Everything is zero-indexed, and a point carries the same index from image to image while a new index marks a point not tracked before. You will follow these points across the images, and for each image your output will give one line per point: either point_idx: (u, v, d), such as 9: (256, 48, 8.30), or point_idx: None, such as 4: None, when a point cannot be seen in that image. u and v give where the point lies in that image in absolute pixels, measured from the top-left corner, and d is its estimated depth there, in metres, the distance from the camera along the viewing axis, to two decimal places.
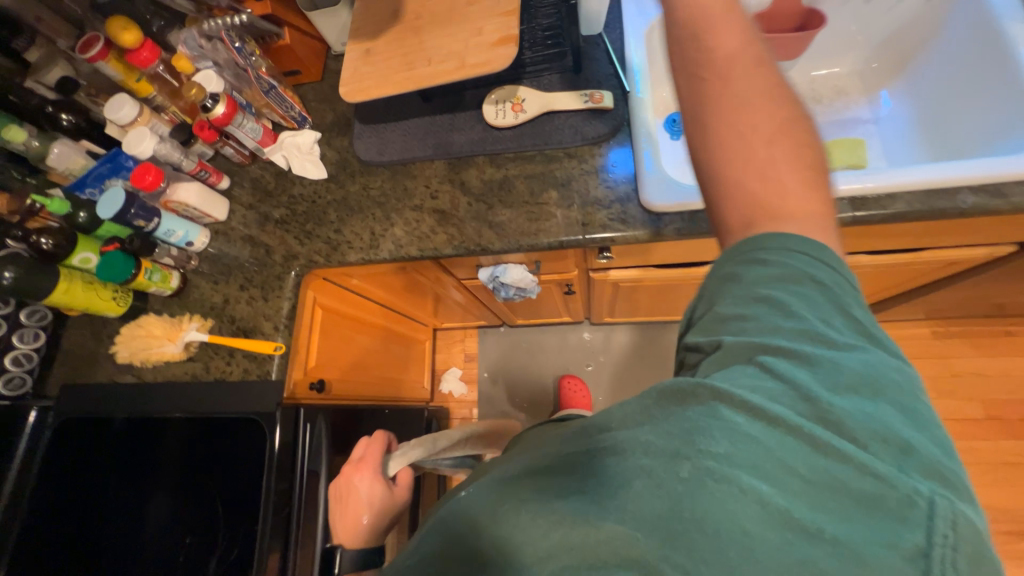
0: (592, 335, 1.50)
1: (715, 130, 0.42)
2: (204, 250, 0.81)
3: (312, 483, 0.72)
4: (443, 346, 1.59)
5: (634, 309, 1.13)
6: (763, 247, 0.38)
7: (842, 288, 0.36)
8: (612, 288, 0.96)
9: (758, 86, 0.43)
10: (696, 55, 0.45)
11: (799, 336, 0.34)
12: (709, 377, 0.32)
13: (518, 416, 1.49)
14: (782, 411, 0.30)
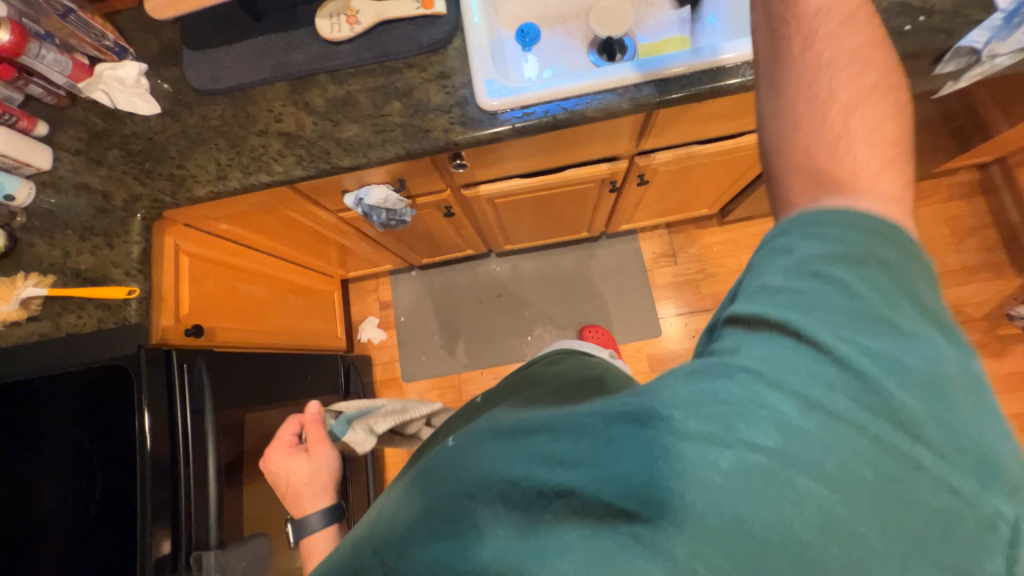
0: (502, 267, 1.55)
1: (787, 91, 0.40)
2: (25, 200, 0.75)
3: (194, 419, 0.72)
4: (357, 297, 1.58)
5: (525, 230, 1.21)
6: (828, 215, 0.34)
7: (914, 268, 0.32)
8: (491, 206, 1.01)
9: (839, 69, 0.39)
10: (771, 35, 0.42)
11: (886, 324, 0.30)
12: (793, 380, 0.29)
13: (476, 356, 1.52)
14: (843, 407, 0.28)
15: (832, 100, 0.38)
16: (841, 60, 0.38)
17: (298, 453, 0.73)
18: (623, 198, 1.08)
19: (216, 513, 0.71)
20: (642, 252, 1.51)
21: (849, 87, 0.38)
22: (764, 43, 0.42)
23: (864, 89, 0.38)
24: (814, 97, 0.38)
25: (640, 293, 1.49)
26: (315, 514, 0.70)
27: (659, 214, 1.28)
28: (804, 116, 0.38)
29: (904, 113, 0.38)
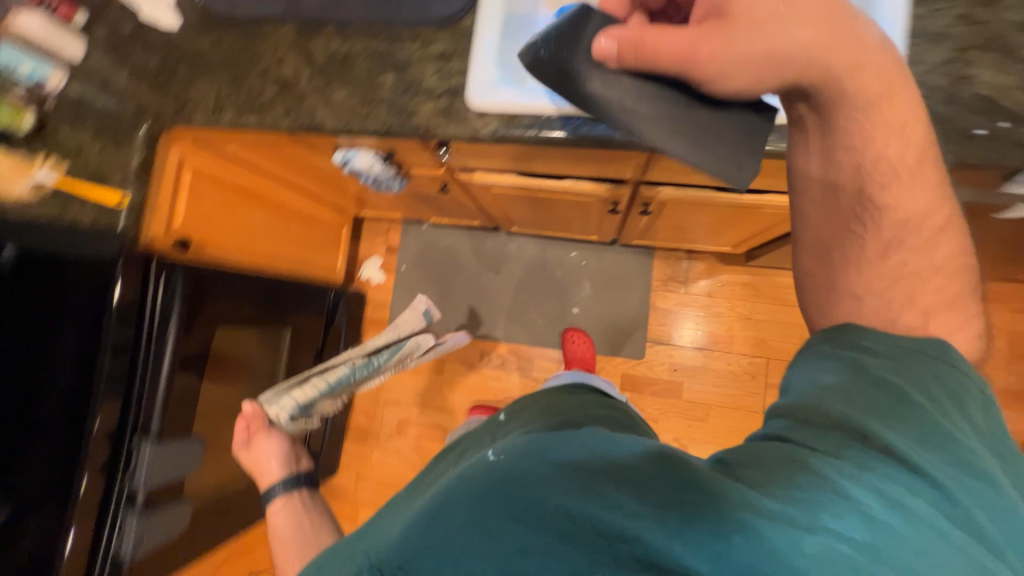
0: (519, 246, 1.52)
1: (835, 208, 0.47)
2: (55, 86, 0.74)
3: (156, 329, 0.82)
4: (368, 235, 1.64)
5: (527, 220, 1.17)
6: (875, 338, 0.43)
7: (966, 390, 0.40)
8: (487, 193, 0.98)
9: (900, 188, 0.46)
10: (841, 128, 0.46)
11: (945, 442, 0.36)
12: (873, 463, 0.34)
13: (466, 324, 1.54)
14: (916, 502, 0.33)
15: (907, 268, 0.45)
16: (888, 200, 0.45)
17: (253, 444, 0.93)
18: (629, 218, 1.01)
19: (162, 412, 0.82)
20: (652, 270, 1.44)
21: (920, 260, 0.45)
22: (823, 143, 0.47)
23: (931, 264, 0.45)
24: (887, 261, 0.45)
25: (638, 311, 1.44)
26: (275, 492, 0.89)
27: (673, 240, 1.20)
28: (869, 277, 0.46)
29: (946, 250, 0.46)
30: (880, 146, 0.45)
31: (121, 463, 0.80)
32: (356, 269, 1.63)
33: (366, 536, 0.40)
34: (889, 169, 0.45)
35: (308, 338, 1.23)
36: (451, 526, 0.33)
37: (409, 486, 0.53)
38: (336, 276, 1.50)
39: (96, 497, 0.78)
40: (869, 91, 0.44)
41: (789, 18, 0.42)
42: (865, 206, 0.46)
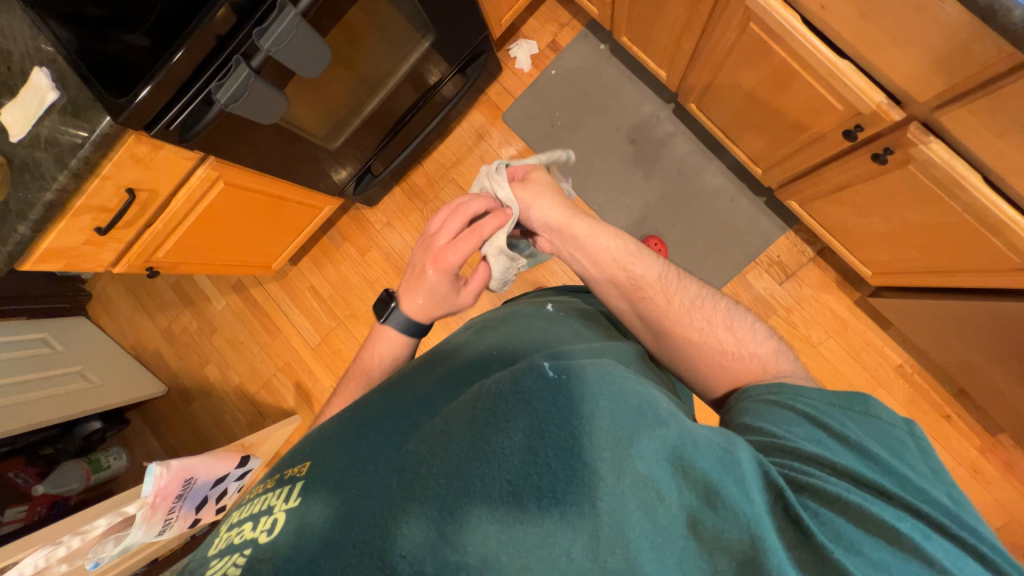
0: (669, 129, 1.40)
1: (672, 332, 0.66)
2: None
3: None
4: (542, 16, 1.47)
5: (728, 96, 1.03)
6: (789, 384, 0.57)
7: (846, 408, 0.53)
8: (736, 23, 0.84)
9: (686, 296, 0.69)
10: (637, 277, 0.70)
11: (813, 439, 0.49)
12: (712, 462, 0.41)
13: (567, 166, 1.44)
14: (749, 470, 0.42)
15: (681, 307, 0.67)
16: (690, 304, 0.68)
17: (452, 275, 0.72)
18: (838, 160, 0.90)
19: None
20: (767, 245, 1.35)
21: (688, 294, 0.69)
22: (643, 293, 0.69)
23: (696, 292, 0.70)
24: (673, 312, 0.67)
25: (725, 267, 1.36)
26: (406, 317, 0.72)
27: (829, 226, 1.09)
28: (675, 331, 0.66)
29: (743, 317, 0.68)
30: (604, 239, 0.75)
31: (258, 15, 0.75)
32: (509, 42, 1.49)
33: (422, 422, 0.46)
34: (628, 248, 0.74)
35: (439, 65, 1.23)
36: (510, 410, 0.40)
37: (443, 355, 0.60)
38: (496, 28, 1.37)
39: (218, 31, 0.74)
40: (588, 219, 0.77)
41: (541, 195, 0.80)
42: (637, 281, 0.70)
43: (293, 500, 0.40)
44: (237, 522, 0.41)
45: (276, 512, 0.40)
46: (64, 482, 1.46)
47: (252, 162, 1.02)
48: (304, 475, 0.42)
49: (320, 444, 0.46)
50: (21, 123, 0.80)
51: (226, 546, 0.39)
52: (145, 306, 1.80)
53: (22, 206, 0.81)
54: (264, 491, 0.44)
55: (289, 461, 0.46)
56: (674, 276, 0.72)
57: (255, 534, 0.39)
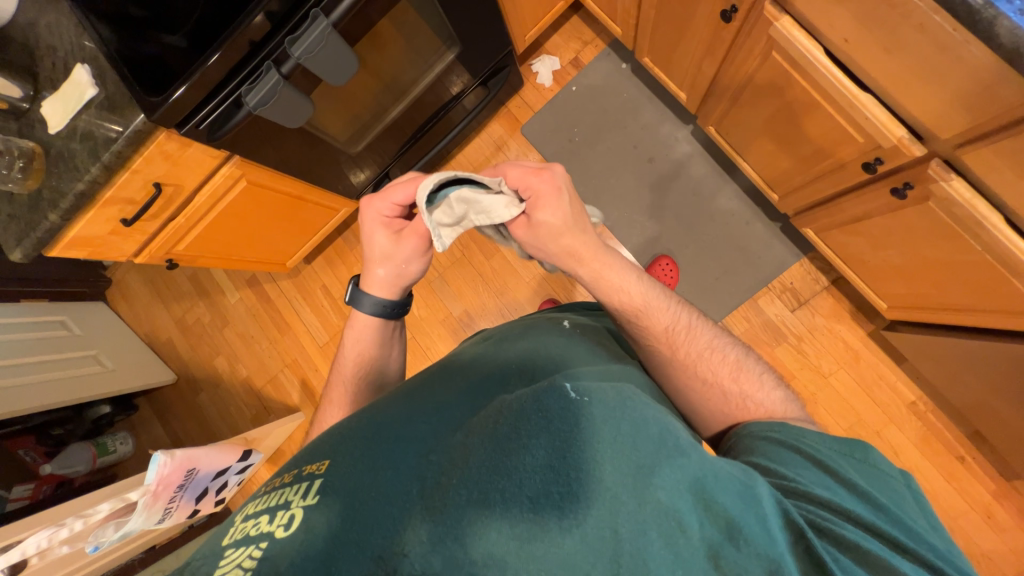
0: (686, 149, 1.41)
1: (673, 380, 0.65)
2: None
3: None
4: (566, 33, 1.49)
5: (749, 119, 1.02)
6: (791, 425, 0.56)
7: (854, 452, 0.52)
8: (760, 51, 0.84)
9: (694, 348, 0.65)
10: (642, 330, 0.65)
11: (824, 486, 0.48)
12: (730, 499, 0.41)
13: (582, 181, 1.45)
14: (767, 511, 0.42)
15: (687, 359, 0.64)
16: (697, 357, 0.64)
17: (387, 228, 0.69)
18: (856, 191, 0.90)
19: (350, 5, 0.79)
20: (779, 271, 1.33)
21: (697, 344, 0.66)
22: (645, 347, 0.66)
23: (707, 340, 0.66)
24: (677, 363, 0.64)
25: (736, 291, 1.35)
26: (371, 296, 0.72)
27: (845, 256, 1.08)
28: (675, 380, 0.65)
29: (760, 365, 0.67)
30: (616, 286, 0.66)
31: (291, 24, 0.79)
32: (532, 56, 1.51)
33: (443, 433, 0.46)
34: (641, 296, 0.66)
35: (462, 76, 1.26)
36: (531, 429, 0.39)
37: (460, 364, 0.60)
38: (520, 42, 1.39)
39: (253, 37, 0.77)
40: (606, 259, 0.66)
41: (564, 226, 0.64)
42: (644, 329, 0.65)
43: (312, 497, 0.41)
44: (253, 513, 0.42)
45: (294, 507, 0.40)
46: (71, 464, 1.50)
47: (276, 162, 1.05)
48: (322, 474, 0.43)
49: (341, 444, 0.47)
50: (60, 116, 0.84)
51: (242, 536, 0.39)
52: (162, 295, 1.84)
53: (54, 194, 0.84)
54: (282, 485, 0.44)
55: (309, 456, 0.47)
56: (683, 322, 0.67)
57: (271, 528, 0.39)
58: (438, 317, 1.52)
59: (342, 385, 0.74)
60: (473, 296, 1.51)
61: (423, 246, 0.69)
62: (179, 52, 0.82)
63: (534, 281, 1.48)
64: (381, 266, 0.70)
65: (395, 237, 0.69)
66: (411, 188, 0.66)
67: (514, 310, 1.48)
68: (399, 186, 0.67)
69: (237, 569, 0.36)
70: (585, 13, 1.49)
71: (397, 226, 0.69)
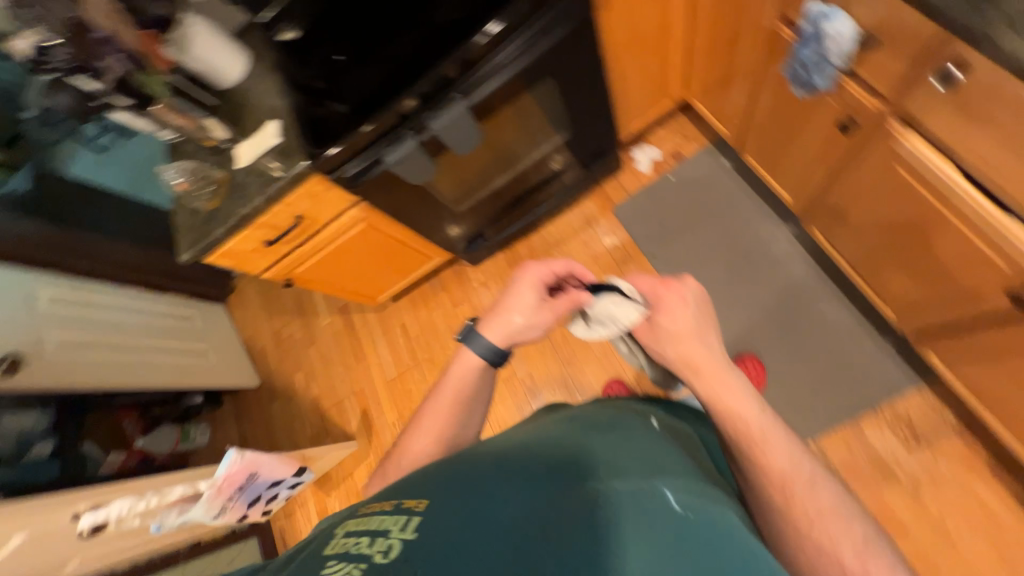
0: (787, 248, 1.35)
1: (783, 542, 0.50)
2: None
3: (518, 48, 0.93)
4: (671, 127, 1.58)
5: (863, 228, 0.97)
6: None
7: None
8: (881, 164, 0.82)
9: (820, 512, 0.49)
10: (752, 465, 0.53)
11: None
12: None
13: (668, 266, 1.45)
14: None
15: (808, 521, 0.49)
16: (822, 522, 0.49)
17: (537, 291, 0.70)
18: (1000, 324, 0.78)
19: (484, 94, 0.95)
20: (891, 396, 1.16)
21: (821, 502, 0.50)
22: (752, 484, 0.53)
23: (834, 502, 0.50)
24: (792, 520, 0.50)
25: (835, 412, 1.19)
26: (486, 338, 0.70)
27: (984, 396, 0.92)
28: (783, 543, 0.50)
29: None
30: (734, 401, 0.56)
31: (434, 103, 0.94)
32: (635, 144, 1.60)
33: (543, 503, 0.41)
34: (766, 428, 0.54)
35: (566, 157, 1.37)
36: (654, 532, 0.36)
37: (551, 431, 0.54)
38: (625, 132, 1.49)
39: (402, 112, 0.93)
40: (729, 378, 0.58)
41: (686, 338, 0.61)
42: (753, 460, 0.53)
43: (411, 532, 0.39)
44: (354, 531, 0.41)
45: (392, 537, 0.39)
46: (158, 443, 1.69)
47: (394, 212, 1.20)
48: (422, 511, 0.41)
49: (441, 483, 0.44)
50: (247, 155, 1.06)
51: (342, 551, 0.39)
52: (269, 307, 2.09)
53: (226, 214, 1.04)
54: (381, 511, 0.43)
55: (408, 489, 0.46)
56: (811, 470, 0.52)
57: (370, 551, 0.38)
58: (502, 375, 1.53)
59: (434, 415, 0.69)
60: (540, 360, 1.51)
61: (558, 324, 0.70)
62: (337, 122, 0.98)
63: (604, 356, 1.45)
64: (508, 321, 0.70)
65: (538, 302, 0.70)
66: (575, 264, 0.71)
67: (579, 383, 1.45)
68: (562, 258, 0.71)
69: None
70: (691, 112, 1.57)
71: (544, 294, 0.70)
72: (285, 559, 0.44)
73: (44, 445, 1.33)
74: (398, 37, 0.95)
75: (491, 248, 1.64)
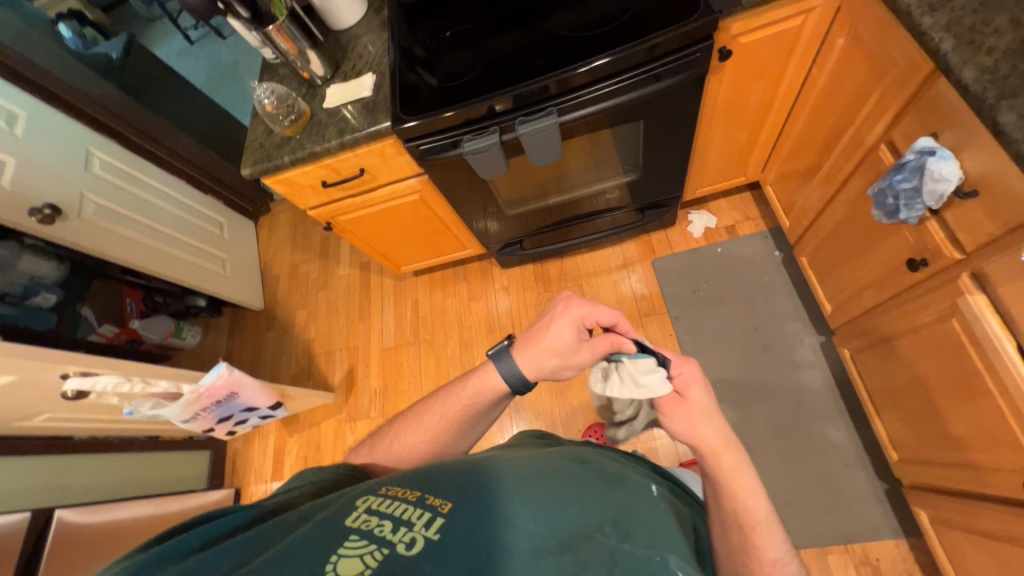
0: (810, 357, 1.34)
1: None
2: None
3: (624, 83, 0.93)
4: (735, 202, 1.57)
5: (896, 365, 0.96)
6: None
7: None
8: (938, 312, 0.81)
9: None
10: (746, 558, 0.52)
11: None
12: None
13: (688, 333, 1.44)
14: None
15: None
16: None
17: (574, 334, 0.65)
18: (1006, 509, 0.76)
19: (579, 117, 0.96)
20: (866, 536, 1.14)
21: None
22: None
23: None
24: None
25: (807, 533, 1.16)
26: (514, 367, 0.67)
27: (964, 572, 0.89)
28: None
29: None
30: (741, 481, 0.55)
31: (528, 109, 0.95)
32: (694, 207, 1.60)
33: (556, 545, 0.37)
34: (763, 513, 0.53)
35: (626, 197, 1.37)
36: None
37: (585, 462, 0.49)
38: (689, 193, 1.49)
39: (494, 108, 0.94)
40: (739, 459, 0.56)
41: (707, 416, 0.58)
42: (748, 553, 0.52)
43: (434, 535, 0.37)
44: (377, 508, 0.40)
45: (415, 531, 0.37)
46: (151, 329, 1.68)
47: (450, 194, 1.22)
48: (444, 514, 0.39)
49: (467, 489, 0.42)
50: (335, 98, 1.09)
51: (365, 529, 0.38)
52: (295, 240, 2.13)
53: (297, 145, 1.06)
54: (405, 497, 0.41)
55: (435, 482, 0.44)
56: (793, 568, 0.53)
57: (393, 539, 0.36)
58: None
59: (438, 418, 0.70)
60: None
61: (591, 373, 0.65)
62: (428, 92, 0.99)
63: None
64: (541, 356, 0.66)
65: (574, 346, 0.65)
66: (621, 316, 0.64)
67: (564, 414, 1.44)
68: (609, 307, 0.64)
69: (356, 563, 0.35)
70: (759, 195, 1.56)
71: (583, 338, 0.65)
72: (308, 507, 0.44)
73: (48, 296, 1.38)
74: (502, 34, 0.98)
75: (523, 258, 1.65)
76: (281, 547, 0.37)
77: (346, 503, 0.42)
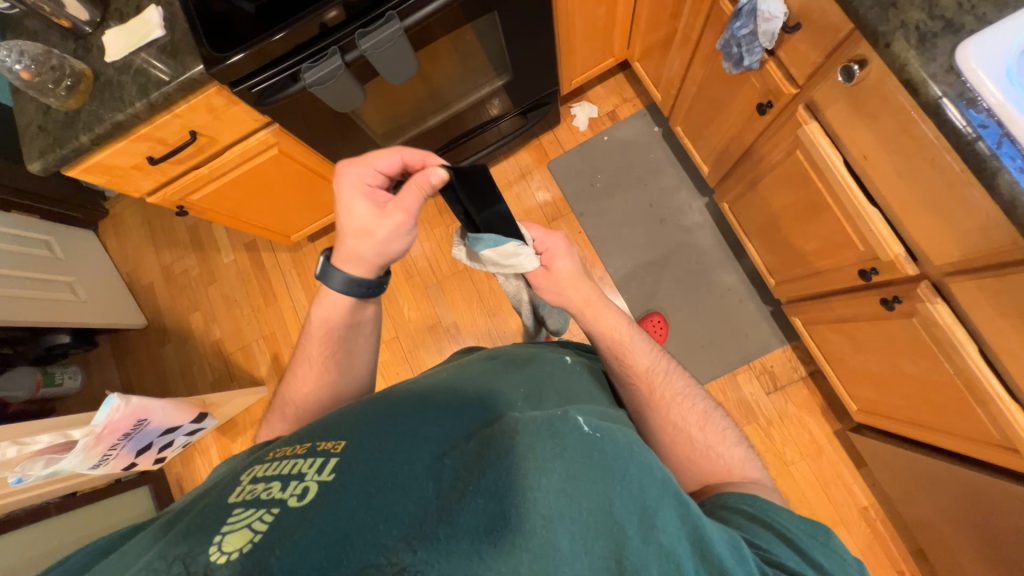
0: (699, 217, 1.47)
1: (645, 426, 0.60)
2: None
3: None
4: (611, 87, 1.58)
5: (762, 205, 1.09)
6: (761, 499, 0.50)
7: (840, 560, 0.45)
8: (786, 148, 0.91)
9: (674, 398, 0.60)
10: (620, 373, 0.63)
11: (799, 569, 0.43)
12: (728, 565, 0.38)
13: (593, 225, 1.51)
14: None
15: (662, 402, 0.59)
16: (671, 405, 0.59)
17: (368, 197, 0.63)
18: (849, 294, 0.95)
19: (425, 16, 0.86)
20: (761, 350, 1.38)
21: (672, 388, 0.61)
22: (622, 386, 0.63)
23: (680, 387, 0.61)
24: (653, 408, 0.59)
25: (719, 363, 1.38)
26: (343, 272, 0.64)
27: (828, 353, 1.12)
28: (642, 413, 0.60)
29: None
30: (607, 319, 0.66)
31: (365, 19, 0.83)
32: (574, 100, 1.58)
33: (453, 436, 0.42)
34: (626, 334, 0.65)
35: (504, 103, 1.31)
36: (546, 448, 0.38)
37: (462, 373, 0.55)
38: (566, 85, 1.46)
39: (325, 23, 0.81)
40: (602, 305, 0.68)
41: (572, 281, 0.68)
42: (624, 369, 0.63)
43: (327, 475, 0.38)
44: (262, 476, 0.39)
45: (307, 480, 0.37)
46: (12, 386, 1.42)
47: (313, 140, 1.08)
48: (338, 453, 0.40)
49: (356, 424, 0.43)
50: (119, 48, 0.86)
51: (251, 497, 0.37)
52: (155, 238, 1.81)
53: (92, 118, 0.85)
54: (292, 455, 0.41)
55: (322, 431, 0.44)
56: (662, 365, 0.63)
57: (283, 496, 0.36)
58: (426, 323, 1.52)
59: (312, 355, 0.67)
60: (465, 309, 1.52)
61: (412, 224, 0.62)
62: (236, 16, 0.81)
63: None
64: (355, 240, 0.63)
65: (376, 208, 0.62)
66: (395, 155, 0.64)
67: (501, 332, 1.50)
68: (383, 154, 0.64)
69: (248, 528, 0.34)
70: (631, 74, 1.57)
71: (378, 197, 0.63)
72: (174, 514, 0.41)
73: None
74: None
75: None
76: (180, 535, 0.36)
77: (225, 487, 0.41)
